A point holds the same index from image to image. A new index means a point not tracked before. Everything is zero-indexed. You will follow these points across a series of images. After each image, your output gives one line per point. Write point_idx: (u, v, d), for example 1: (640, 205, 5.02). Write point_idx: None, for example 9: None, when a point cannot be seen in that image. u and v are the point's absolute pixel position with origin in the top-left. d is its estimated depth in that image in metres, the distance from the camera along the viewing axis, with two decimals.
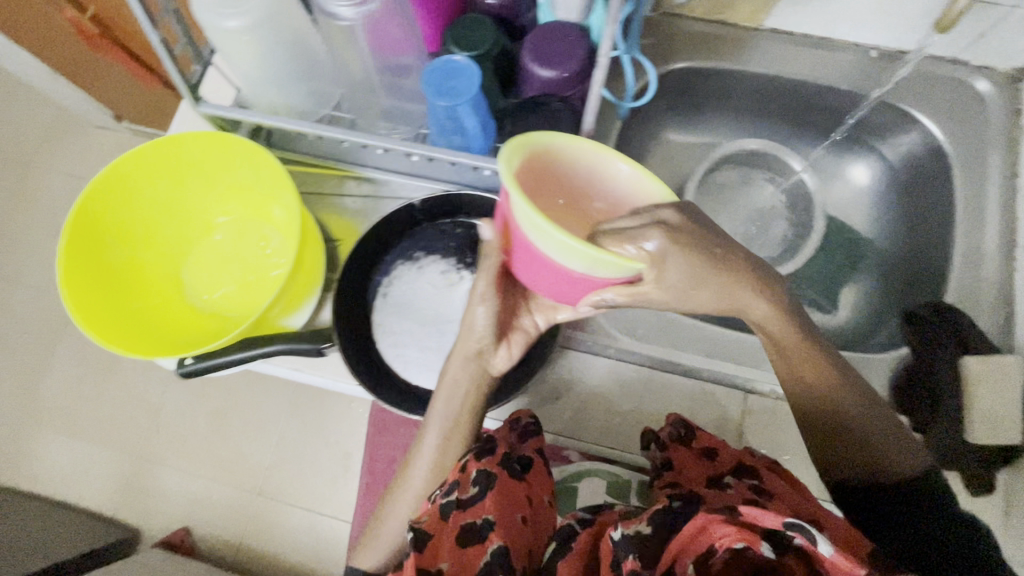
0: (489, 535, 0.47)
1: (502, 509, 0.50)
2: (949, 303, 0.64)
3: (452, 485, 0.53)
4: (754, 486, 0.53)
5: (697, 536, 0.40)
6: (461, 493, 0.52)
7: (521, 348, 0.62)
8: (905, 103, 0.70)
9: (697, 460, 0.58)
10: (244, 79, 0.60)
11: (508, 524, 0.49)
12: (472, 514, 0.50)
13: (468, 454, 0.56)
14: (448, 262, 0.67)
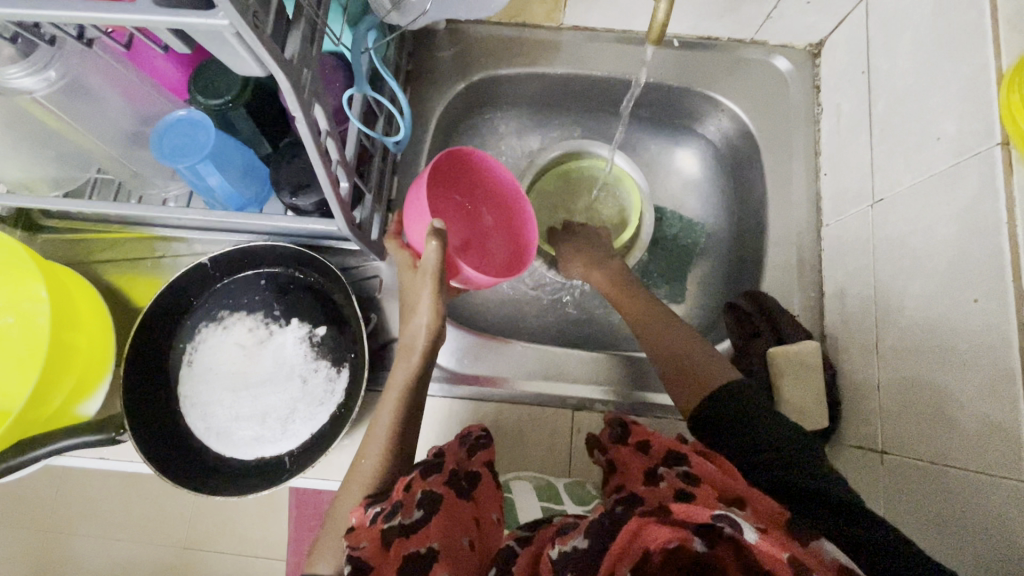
0: (433, 567, 0.38)
1: (448, 537, 0.40)
2: (764, 291, 0.64)
3: (396, 505, 0.42)
4: (685, 474, 0.41)
5: (638, 537, 0.34)
6: (405, 517, 0.41)
7: (337, 401, 0.59)
8: (711, 89, 0.70)
9: (633, 455, 0.47)
10: None
11: (454, 552, 0.40)
12: (418, 543, 0.39)
13: (412, 471, 0.46)
14: (255, 318, 0.63)
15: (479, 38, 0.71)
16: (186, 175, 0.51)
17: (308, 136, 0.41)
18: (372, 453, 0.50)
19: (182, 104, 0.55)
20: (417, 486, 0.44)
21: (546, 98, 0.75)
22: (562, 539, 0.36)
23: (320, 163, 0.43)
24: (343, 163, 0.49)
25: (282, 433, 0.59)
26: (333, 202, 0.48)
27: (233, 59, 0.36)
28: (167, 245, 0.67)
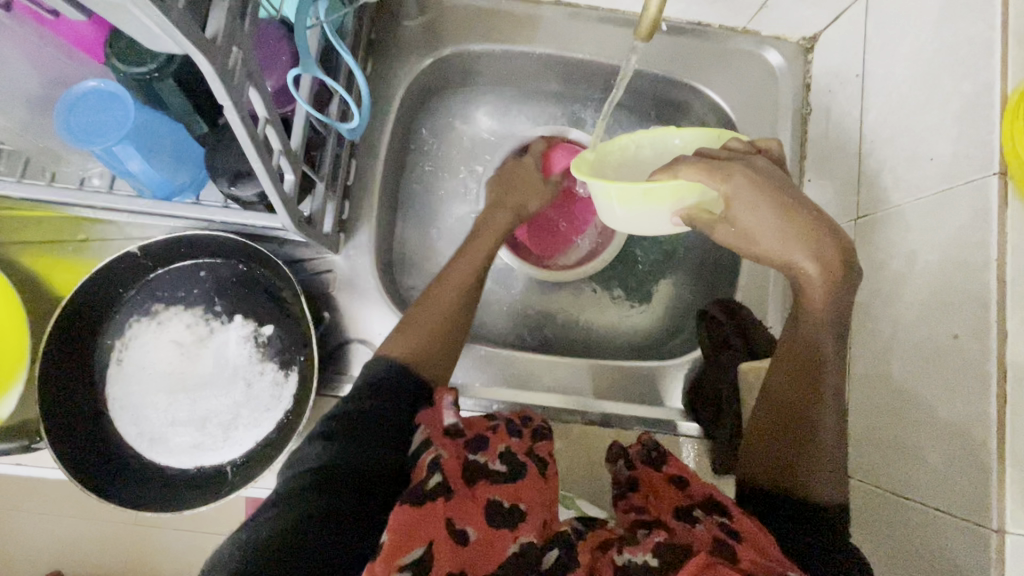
0: (519, 527, 0.38)
1: (536, 500, 0.41)
2: (739, 300, 0.62)
3: (483, 442, 0.43)
4: (726, 526, 0.40)
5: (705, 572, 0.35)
6: (489, 462, 0.42)
7: (285, 407, 0.55)
8: (699, 82, 0.65)
9: (666, 485, 0.45)
10: None
11: (537, 516, 0.40)
12: (501, 495, 0.40)
13: (499, 420, 0.46)
14: (194, 313, 0.57)
15: (453, 7, 0.64)
16: (107, 159, 0.45)
17: (241, 131, 0.36)
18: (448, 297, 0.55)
19: (99, 69, 0.47)
20: (500, 438, 0.44)
21: (523, 79, 0.69)
22: (630, 548, 0.39)
23: (257, 162, 0.37)
24: (288, 155, 0.44)
25: (224, 440, 0.54)
26: (277, 200, 0.43)
27: (145, 34, 0.30)
28: (96, 227, 0.60)
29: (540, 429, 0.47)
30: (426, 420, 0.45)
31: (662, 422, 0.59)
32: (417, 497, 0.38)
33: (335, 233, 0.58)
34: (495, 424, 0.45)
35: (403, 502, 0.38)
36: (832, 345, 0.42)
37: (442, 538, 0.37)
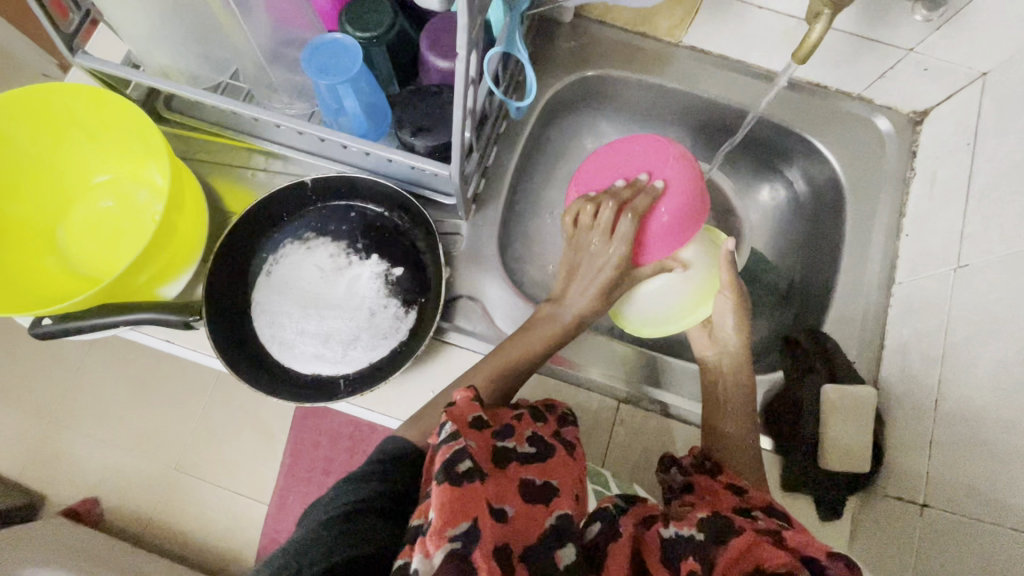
0: (554, 499, 0.45)
1: (563, 479, 0.48)
2: (826, 331, 0.65)
3: (508, 431, 0.49)
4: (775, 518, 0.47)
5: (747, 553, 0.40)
6: (518, 446, 0.49)
7: (400, 338, 0.62)
8: (812, 133, 0.72)
9: (724, 491, 0.52)
10: (126, 35, 0.58)
11: (566, 491, 0.47)
12: (532, 474, 0.46)
13: (524, 412, 0.53)
14: (338, 246, 0.65)
15: (600, 38, 0.74)
16: (328, 97, 0.54)
17: (462, 74, 0.44)
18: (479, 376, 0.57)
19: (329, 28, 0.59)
20: (525, 426, 0.51)
21: (648, 108, 0.78)
22: (675, 523, 0.44)
23: (464, 104, 0.45)
24: (473, 113, 0.52)
25: (343, 356, 0.61)
26: (458, 146, 0.51)
27: None
28: (272, 161, 0.71)
29: (563, 416, 0.56)
30: (450, 415, 0.47)
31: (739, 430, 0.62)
32: (455, 480, 0.40)
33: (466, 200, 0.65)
34: (518, 416, 0.53)
35: (440, 484, 0.40)
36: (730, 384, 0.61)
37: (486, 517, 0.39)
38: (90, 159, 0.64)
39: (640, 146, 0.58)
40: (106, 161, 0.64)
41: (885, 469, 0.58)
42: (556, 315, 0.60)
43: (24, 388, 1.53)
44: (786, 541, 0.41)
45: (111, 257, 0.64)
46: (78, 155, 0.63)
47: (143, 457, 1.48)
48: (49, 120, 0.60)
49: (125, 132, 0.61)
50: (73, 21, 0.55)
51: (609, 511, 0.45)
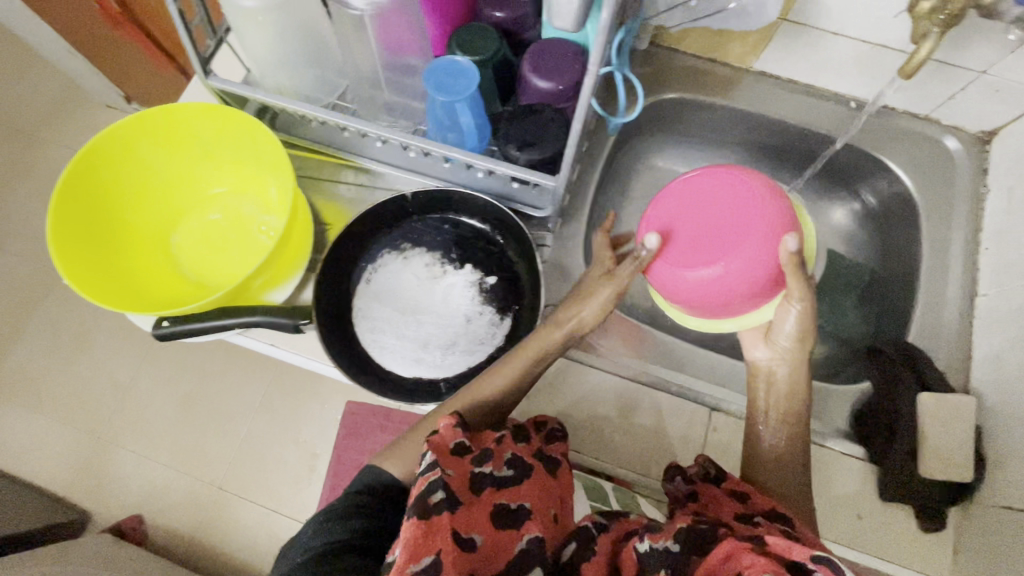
0: (525, 523, 0.46)
1: (538, 500, 0.49)
2: (912, 342, 0.66)
3: (487, 454, 0.50)
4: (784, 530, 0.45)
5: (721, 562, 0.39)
6: (495, 470, 0.50)
7: (496, 344, 0.64)
8: (882, 151, 0.74)
9: (728, 498, 0.52)
10: (252, 58, 0.63)
11: (543, 514, 0.48)
12: (507, 497, 0.48)
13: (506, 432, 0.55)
14: (433, 256, 0.68)
15: (673, 63, 0.78)
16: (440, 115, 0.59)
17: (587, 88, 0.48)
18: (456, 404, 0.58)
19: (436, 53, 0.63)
20: (506, 447, 0.53)
21: (717, 129, 0.82)
22: (650, 535, 0.43)
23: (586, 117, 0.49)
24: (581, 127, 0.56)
25: (442, 361, 0.63)
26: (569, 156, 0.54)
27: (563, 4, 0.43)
28: (365, 176, 0.75)
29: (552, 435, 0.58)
30: (431, 446, 0.48)
31: (833, 438, 0.62)
32: (424, 513, 0.42)
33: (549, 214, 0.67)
34: (501, 437, 0.54)
35: (411, 519, 0.41)
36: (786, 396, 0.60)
37: (447, 547, 0.41)
38: (201, 173, 0.68)
39: (741, 197, 0.54)
40: (216, 175, 0.68)
41: (988, 479, 0.58)
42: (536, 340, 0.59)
43: (77, 402, 1.56)
44: (768, 545, 0.38)
45: (217, 265, 0.67)
46: (192, 169, 0.67)
47: (189, 473, 1.49)
48: (170, 136, 0.64)
49: (240, 148, 0.65)
50: (208, 48, 0.61)
51: (586, 531, 0.46)
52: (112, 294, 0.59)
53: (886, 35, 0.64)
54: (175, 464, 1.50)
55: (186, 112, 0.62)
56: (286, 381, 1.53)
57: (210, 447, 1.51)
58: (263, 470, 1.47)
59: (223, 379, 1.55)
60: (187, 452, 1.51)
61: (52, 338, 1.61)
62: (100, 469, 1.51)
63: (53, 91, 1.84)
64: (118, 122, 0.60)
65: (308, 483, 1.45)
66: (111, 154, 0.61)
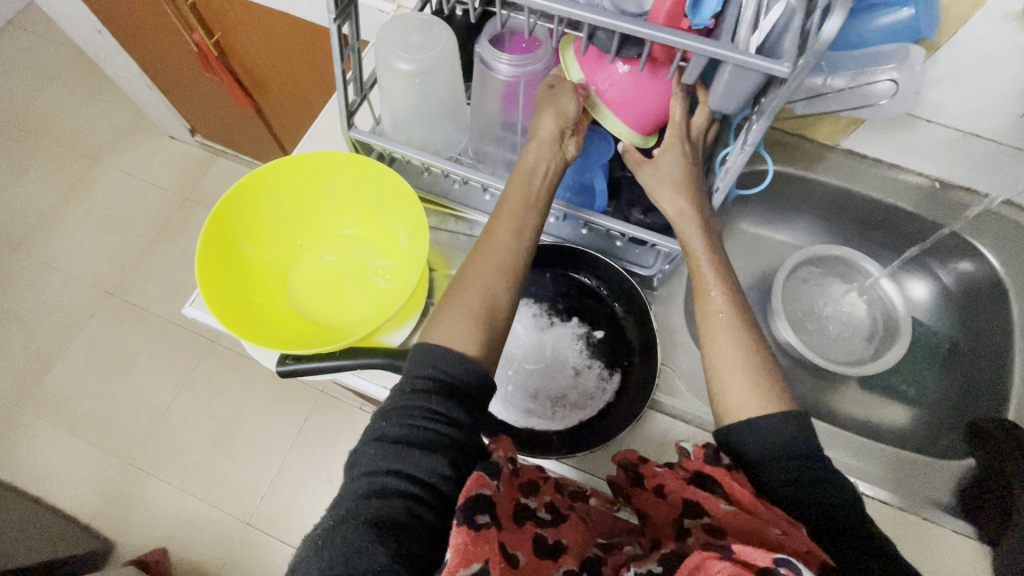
0: (562, 557, 0.48)
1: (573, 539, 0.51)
2: (1012, 422, 0.67)
3: (533, 489, 0.53)
4: (708, 526, 0.48)
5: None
6: (537, 508, 0.52)
7: (607, 399, 0.64)
8: (964, 232, 0.78)
9: (661, 502, 0.53)
10: (392, 113, 0.67)
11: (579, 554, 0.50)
12: (545, 534, 0.50)
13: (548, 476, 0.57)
14: (541, 307, 0.70)
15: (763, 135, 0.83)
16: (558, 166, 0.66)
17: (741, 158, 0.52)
18: (472, 287, 0.54)
19: None
20: (548, 490, 0.55)
21: (800, 199, 0.86)
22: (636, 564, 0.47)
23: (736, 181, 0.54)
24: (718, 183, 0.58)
25: (552, 414, 0.64)
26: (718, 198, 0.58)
27: (730, 92, 0.48)
28: (474, 227, 0.76)
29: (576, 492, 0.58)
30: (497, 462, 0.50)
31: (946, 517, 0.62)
32: (472, 523, 0.42)
33: (652, 273, 0.69)
34: (544, 478, 0.56)
35: (458, 525, 0.42)
36: (726, 347, 0.54)
37: (493, 556, 0.42)
38: (320, 218, 0.71)
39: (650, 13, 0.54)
40: (333, 218, 0.72)
41: None
42: (516, 193, 0.58)
43: (110, 425, 1.54)
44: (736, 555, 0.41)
45: (337, 304, 0.69)
46: (313, 213, 0.71)
47: (220, 506, 1.46)
48: (295, 183, 0.67)
49: (366, 192, 0.69)
50: (351, 103, 0.64)
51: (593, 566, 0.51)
52: (242, 329, 0.61)
53: (981, 125, 0.68)
54: (207, 497, 1.47)
55: (328, 159, 0.66)
56: (327, 417, 1.55)
57: (244, 480, 1.49)
58: (295, 508, 1.46)
59: (265, 410, 1.56)
60: (220, 485, 1.48)
61: (95, 359, 1.61)
62: (125, 497, 1.48)
63: (121, 121, 1.93)
64: (267, 168, 0.64)
65: None
66: (246, 196, 0.64)
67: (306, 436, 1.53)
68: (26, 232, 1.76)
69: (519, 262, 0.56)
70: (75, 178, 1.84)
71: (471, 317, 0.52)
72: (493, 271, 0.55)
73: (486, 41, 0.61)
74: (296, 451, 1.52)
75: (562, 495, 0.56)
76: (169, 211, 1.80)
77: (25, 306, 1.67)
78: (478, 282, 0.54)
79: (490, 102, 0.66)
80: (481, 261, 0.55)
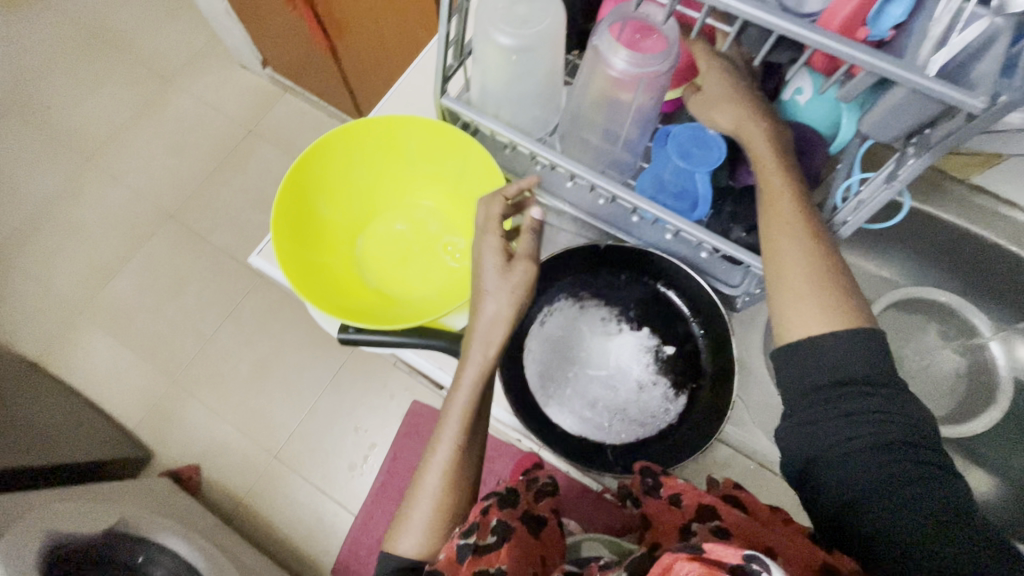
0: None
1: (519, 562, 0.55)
2: None
3: (474, 525, 0.56)
4: (717, 528, 0.49)
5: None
6: (479, 538, 0.55)
7: (669, 420, 0.61)
8: None
9: (665, 508, 0.53)
10: (483, 87, 0.63)
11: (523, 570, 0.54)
12: (487, 562, 0.53)
13: (491, 501, 0.62)
14: (610, 311, 0.66)
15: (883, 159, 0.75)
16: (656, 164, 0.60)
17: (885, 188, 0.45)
18: (421, 507, 0.58)
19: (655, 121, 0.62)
20: (491, 516, 0.58)
21: (906, 233, 0.79)
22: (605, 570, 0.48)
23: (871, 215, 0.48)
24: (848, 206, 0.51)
25: (608, 426, 0.61)
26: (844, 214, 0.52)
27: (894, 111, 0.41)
28: (549, 214, 0.71)
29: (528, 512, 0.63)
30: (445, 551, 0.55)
31: None
32: None
33: (737, 294, 0.64)
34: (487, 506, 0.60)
35: None
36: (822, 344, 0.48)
37: None
38: (397, 184, 0.68)
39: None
40: (412, 187, 0.69)
41: None
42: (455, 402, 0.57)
43: (159, 341, 1.61)
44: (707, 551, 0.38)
45: (400, 276, 0.67)
46: (392, 178, 0.68)
47: (251, 435, 1.53)
48: (379, 145, 0.64)
49: (449, 163, 0.65)
50: (448, 65, 0.60)
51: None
52: (311, 291, 0.60)
53: None
54: (240, 424, 1.53)
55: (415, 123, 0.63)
56: (363, 368, 1.58)
57: (276, 415, 1.54)
58: (322, 449, 1.51)
59: (304, 352, 1.60)
60: (254, 416, 1.54)
61: (150, 277, 1.67)
62: (165, 411, 1.55)
63: (196, 42, 1.92)
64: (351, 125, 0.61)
65: (361, 472, 1.49)
66: (328, 154, 0.62)
67: (340, 383, 1.57)
68: (97, 142, 1.80)
69: (469, 463, 0.59)
70: (147, 95, 1.86)
71: (426, 534, 0.58)
72: (443, 485, 0.58)
73: (602, 23, 0.54)
74: (329, 395, 1.55)
75: (503, 509, 0.60)
76: (233, 140, 1.81)
77: (91, 215, 1.73)
78: (426, 494, 0.58)
79: (591, 87, 0.60)
80: (431, 473, 0.58)
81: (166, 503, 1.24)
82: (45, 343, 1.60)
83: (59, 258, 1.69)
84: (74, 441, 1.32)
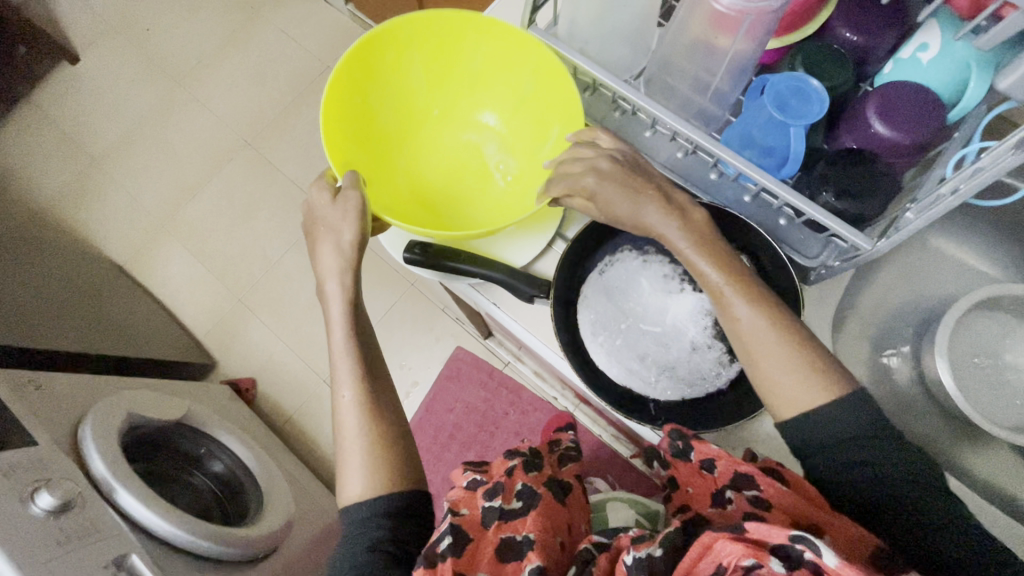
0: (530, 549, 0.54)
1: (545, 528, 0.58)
2: None
3: (499, 489, 0.60)
4: (753, 497, 0.52)
5: (703, 557, 0.46)
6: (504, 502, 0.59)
7: (720, 384, 0.60)
8: None
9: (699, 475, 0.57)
10: (572, 19, 0.61)
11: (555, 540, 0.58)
12: (514, 530, 0.57)
13: (516, 463, 0.65)
14: (673, 269, 0.64)
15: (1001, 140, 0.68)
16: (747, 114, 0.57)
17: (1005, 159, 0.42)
18: (354, 453, 0.61)
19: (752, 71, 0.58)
20: (517, 479, 0.63)
21: None
22: (636, 545, 0.48)
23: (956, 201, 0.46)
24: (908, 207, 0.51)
25: (655, 381, 0.60)
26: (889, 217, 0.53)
27: None
28: None
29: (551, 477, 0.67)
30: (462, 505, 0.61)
31: None
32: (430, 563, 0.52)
33: (813, 265, 0.61)
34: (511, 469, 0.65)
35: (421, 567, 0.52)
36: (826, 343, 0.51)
37: None
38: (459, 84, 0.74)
39: None
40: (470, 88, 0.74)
41: None
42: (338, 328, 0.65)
43: (228, 261, 1.72)
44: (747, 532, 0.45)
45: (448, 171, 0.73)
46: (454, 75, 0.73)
47: (304, 358, 1.62)
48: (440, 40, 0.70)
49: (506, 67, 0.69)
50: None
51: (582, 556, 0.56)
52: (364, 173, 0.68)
53: None
54: (295, 348, 1.63)
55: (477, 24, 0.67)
56: (413, 309, 1.63)
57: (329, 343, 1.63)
58: None
59: None
60: (308, 341, 1.64)
61: (225, 200, 1.77)
62: (230, 325, 1.67)
63: None
64: (417, 23, 0.67)
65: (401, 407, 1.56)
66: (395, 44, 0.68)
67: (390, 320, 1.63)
68: (187, 66, 1.89)
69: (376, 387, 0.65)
70: (235, 24, 1.92)
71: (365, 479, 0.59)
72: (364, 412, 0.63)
73: None
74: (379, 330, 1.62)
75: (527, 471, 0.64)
76: (311, 75, 1.86)
77: (177, 135, 1.84)
78: (353, 428, 0.62)
79: (688, 28, 0.56)
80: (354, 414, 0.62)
81: (227, 408, 1.35)
82: (130, 250, 1.74)
83: (147, 173, 1.81)
84: (151, 340, 1.44)
